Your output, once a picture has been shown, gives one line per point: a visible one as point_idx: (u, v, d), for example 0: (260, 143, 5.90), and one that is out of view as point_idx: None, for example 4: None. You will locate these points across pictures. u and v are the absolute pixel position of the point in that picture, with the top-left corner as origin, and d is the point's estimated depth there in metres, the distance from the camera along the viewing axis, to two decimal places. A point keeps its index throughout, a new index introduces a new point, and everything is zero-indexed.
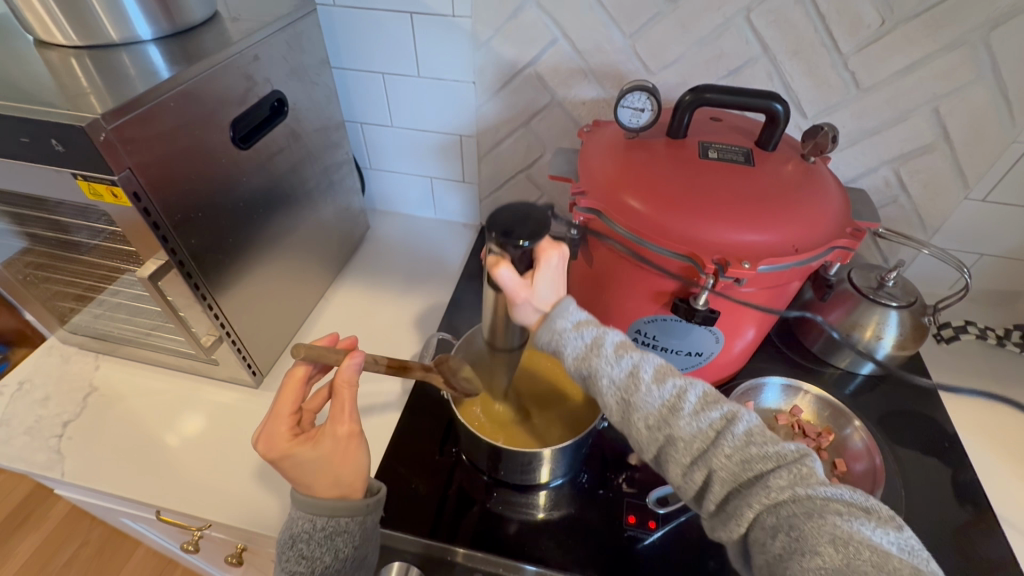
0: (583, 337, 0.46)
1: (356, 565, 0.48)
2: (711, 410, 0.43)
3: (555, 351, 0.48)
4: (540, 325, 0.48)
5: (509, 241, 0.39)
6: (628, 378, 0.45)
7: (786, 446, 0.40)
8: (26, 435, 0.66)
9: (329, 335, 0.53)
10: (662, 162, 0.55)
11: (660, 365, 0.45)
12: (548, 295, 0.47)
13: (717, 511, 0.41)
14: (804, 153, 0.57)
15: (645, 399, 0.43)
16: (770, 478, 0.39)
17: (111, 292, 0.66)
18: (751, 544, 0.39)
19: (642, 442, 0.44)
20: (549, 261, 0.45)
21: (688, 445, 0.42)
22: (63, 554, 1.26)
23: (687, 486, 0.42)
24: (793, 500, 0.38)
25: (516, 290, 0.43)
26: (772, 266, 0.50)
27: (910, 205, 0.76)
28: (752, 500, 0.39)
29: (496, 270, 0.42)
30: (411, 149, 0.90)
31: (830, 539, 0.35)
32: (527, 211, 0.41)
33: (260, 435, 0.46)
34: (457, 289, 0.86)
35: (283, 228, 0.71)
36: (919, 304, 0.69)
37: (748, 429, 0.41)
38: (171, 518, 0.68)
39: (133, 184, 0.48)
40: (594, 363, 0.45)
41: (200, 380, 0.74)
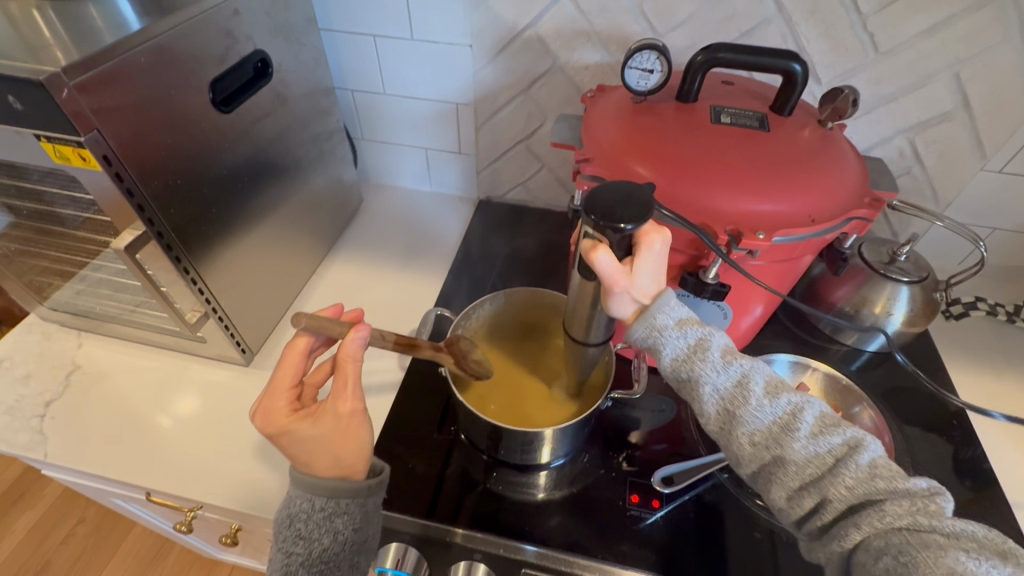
0: (685, 336, 0.44)
1: (356, 549, 0.46)
2: (831, 434, 0.42)
3: (650, 348, 0.45)
4: (636, 319, 0.44)
5: (609, 225, 0.38)
6: (734, 388, 0.43)
7: (914, 482, 0.39)
8: (7, 415, 0.64)
9: (334, 307, 0.50)
10: (672, 128, 0.52)
11: (771, 379, 0.44)
12: (649, 286, 0.43)
13: (825, 537, 0.41)
14: (821, 119, 0.55)
15: (753, 414, 0.42)
16: (888, 505, 0.38)
17: (91, 267, 0.63)
18: (855, 566, 0.39)
19: (744, 458, 0.43)
20: (653, 246, 0.41)
21: (801, 470, 0.41)
22: (60, 533, 1.26)
23: (792, 507, 0.42)
24: (910, 530, 0.37)
25: (614, 278, 0.40)
26: (787, 238, 0.47)
27: (924, 177, 0.73)
28: (860, 522, 0.39)
29: (595, 254, 0.39)
30: (405, 118, 0.86)
31: (948, 572, 0.35)
32: (627, 194, 0.40)
33: (257, 410, 0.44)
34: (454, 265, 0.83)
35: (272, 200, 0.68)
36: (931, 279, 0.67)
37: (872, 461, 0.40)
38: (162, 500, 0.67)
39: (103, 147, 0.44)
40: (695, 367, 0.43)
41: (188, 358, 0.72)
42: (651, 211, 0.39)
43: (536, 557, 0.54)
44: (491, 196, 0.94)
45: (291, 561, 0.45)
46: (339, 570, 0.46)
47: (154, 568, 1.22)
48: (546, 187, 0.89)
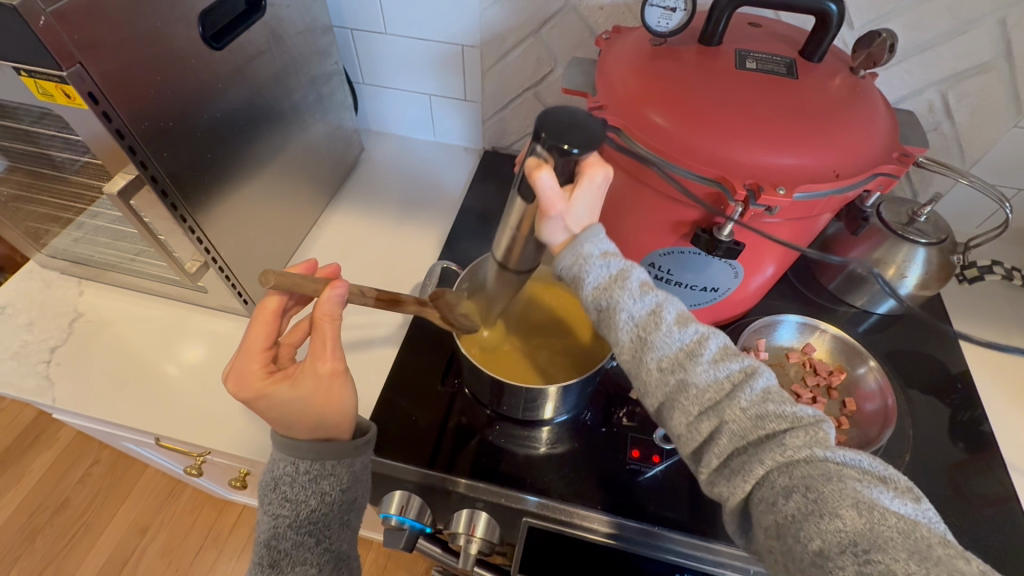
0: (608, 267, 0.42)
1: (345, 509, 0.47)
2: (731, 361, 0.40)
3: (574, 280, 0.43)
4: (564, 248, 0.42)
5: (555, 144, 0.36)
6: (648, 316, 0.41)
7: (802, 409, 0.38)
8: (13, 360, 0.64)
9: (307, 263, 0.49)
10: (692, 73, 0.49)
11: (681, 311, 0.42)
12: (584, 217, 0.41)
13: (727, 475, 0.38)
14: (853, 67, 0.51)
15: (663, 340, 0.40)
16: (788, 437, 0.37)
17: (88, 213, 0.61)
18: (757, 503, 0.37)
19: (649, 385, 0.41)
20: (594, 179, 0.39)
21: (700, 395, 0.39)
22: (77, 471, 1.31)
23: (691, 437, 0.40)
24: (808, 461, 0.36)
25: (552, 201, 0.38)
26: (808, 194, 0.45)
27: (952, 134, 0.70)
28: (763, 456, 0.37)
29: (536, 172, 0.37)
30: (407, 62, 0.81)
31: (853, 503, 0.33)
32: (580, 119, 0.38)
33: (230, 372, 0.44)
34: (459, 218, 0.81)
35: (271, 147, 0.65)
36: (950, 242, 0.64)
37: (766, 388, 0.39)
38: (171, 445, 0.68)
39: (87, 83, 0.42)
40: (614, 295, 0.41)
41: (190, 308, 0.71)
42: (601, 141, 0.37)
43: (537, 506, 0.56)
44: (497, 146, 0.91)
45: (279, 524, 0.46)
46: (330, 530, 0.47)
47: (169, 506, 1.28)
48: None
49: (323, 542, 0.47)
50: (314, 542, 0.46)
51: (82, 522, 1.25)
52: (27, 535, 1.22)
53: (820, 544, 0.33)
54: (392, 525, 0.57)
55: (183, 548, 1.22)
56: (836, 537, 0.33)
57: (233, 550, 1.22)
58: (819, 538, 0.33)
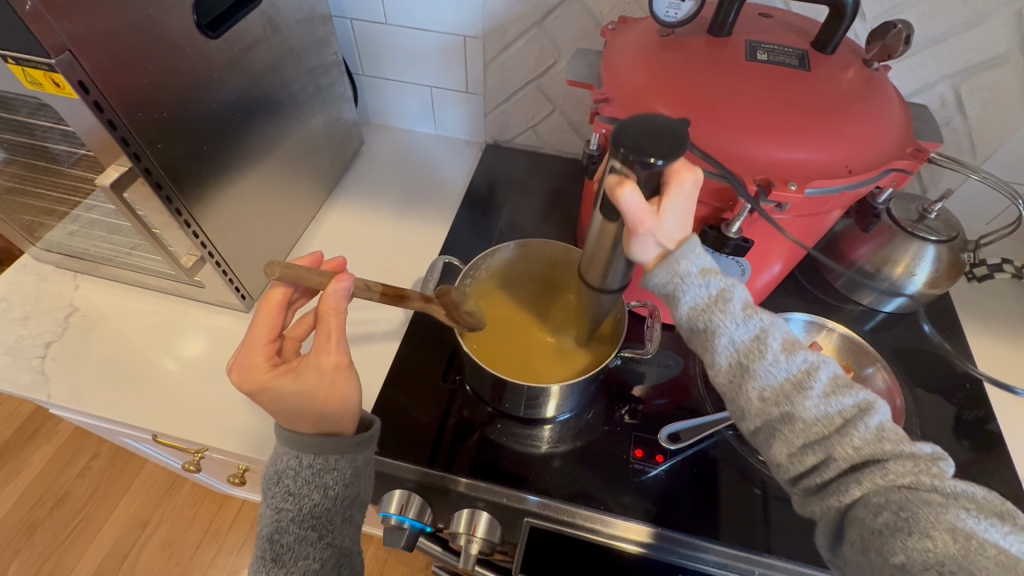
0: (708, 286, 0.39)
1: (349, 505, 0.46)
2: (843, 395, 0.39)
3: (667, 296, 0.40)
4: (657, 265, 0.39)
5: (637, 158, 0.34)
6: (752, 342, 0.39)
7: (919, 446, 0.38)
8: (8, 355, 0.63)
9: (314, 255, 0.48)
10: (701, 65, 0.47)
11: (787, 336, 0.41)
12: (677, 231, 0.38)
13: (822, 493, 0.39)
14: (867, 59, 0.50)
15: (768, 369, 0.39)
16: (892, 464, 0.37)
17: (84, 206, 0.60)
18: (849, 522, 0.37)
19: (749, 413, 0.40)
20: (684, 185, 0.36)
21: (807, 429, 0.38)
22: (77, 464, 1.30)
23: (791, 464, 0.39)
24: (912, 489, 0.36)
25: (639, 218, 0.35)
26: (820, 190, 0.44)
27: (965, 128, 0.68)
28: (862, 479, 0.37)
29: (619, 189, 0.35)
30: (408, 53, 0.80)
31: (949, 528, 0.34)
32: (664, 126, 0.35)
33: (233, 365, 0.43)
34: (460, 212, 0.80)
35: (269, 140, 0.64)
36: (961, 239, 0.63)
37: (881, 424, 0.38)
38: (169, 441, 0.67)
39: (77, 72, 0.40)
40: (715, 318, 0.39)
41: (188, 302, 0.70)
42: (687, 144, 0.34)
43: (538, 505, 0.56)
44: (499, 140, 0.89)
45: (282, 517, 0.45)
46: (333, 525, 0.46)
47: (169, 499, 1.27)
48: (557, 131, 0.84)
49: (326, 537, 0.46)
50: (316, 537, 0.46)
51: (81, 516, 1.24)
52: (27, 528, 1.22)
53: (903, 559, 0.34)
54: (391, 524, 0.57)
55: (183, 542, 1.22)
56: (922, 556, 0.34)
57: (233, 544, 1.22)
58: (903, 554, 0.34)
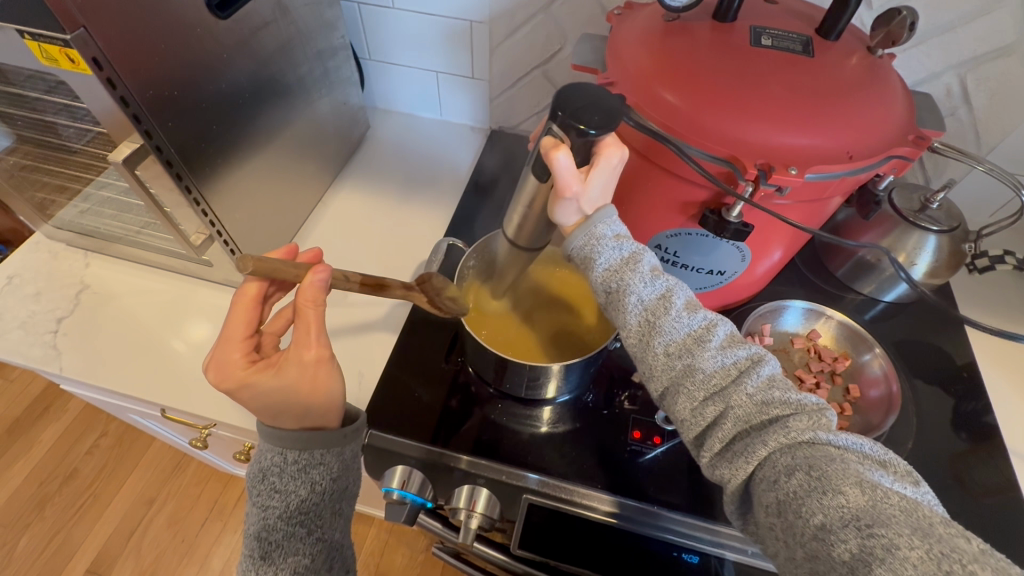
0: (620, 249, 0.45)
1: (337, 497, 0.48)
2: (738, 348, 0.42)
3: (585, 261, 0.46)
4: (577, 228, 0.46)
5: (574, 124, 0.38)
6: (658, 300, 0.43)
7: (807, 398, 0.40)
8: (21, 329, 0.65)
9: (287, 247, 0.49)
10: (706, 50, 0.47)
11: (692, 298, 0.45)
12: (596, 198, 0.44)
13: (730, 456, 0.39)
14: (871, 46, 0.50)
15: (672, 324, 0.42)
16: (791, 420, 0.38)
17: (96, 184, 0.61)
18: (759, 481, 0.37)
19: (656, 370, 0.42)
20: (610, 161, 0.42)
21: (707, 381, 0.40)
22: (85, 443, 1.33)
23: (695, 421, 0.41)
24: (811, 443, 0.37)
25: (568, 182, 0.40)
26: (820, 175, 0.44)
27: (969, 119, 0.68)
28: (767, 438, 0.38)
29: (554, 152, 0.39)
30: (415, 38, 0.80)
31: (856, 481, 0.34)
32: (604, 100, 0.39)
33: (210, 364, 0.44)
34: (464, 197, 0.81)
35: (277, 122, 0.65)
36: (962, 230, 0.63)
37: (771, 375, 0.41)
38: (178, 416, 0.69)
39: (91, 47, 0.41)
40: (625, 278, 0.44)
41: (196, 282, 0.71)
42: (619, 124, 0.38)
43: (538, 484, 0.57)
44: (505, 126, 0.90)
45: (269, 515, 0.45)
46: (322, 519, 0.47)
47: (175, 478, 1.30)
48: None
49: (316, 532, 0.47)
50: (305, 533, 0.46)
51: (89, 493, 1.27)
52: (38, 503, 1.25)
53: (821, 519, 0.33)
54: (393, 499, 0.58)
55: (188, 521, 1.25)
56: (838, 513, 0.33)
57: (237, 524, 1.25)
58: (821, 514, 0.33)
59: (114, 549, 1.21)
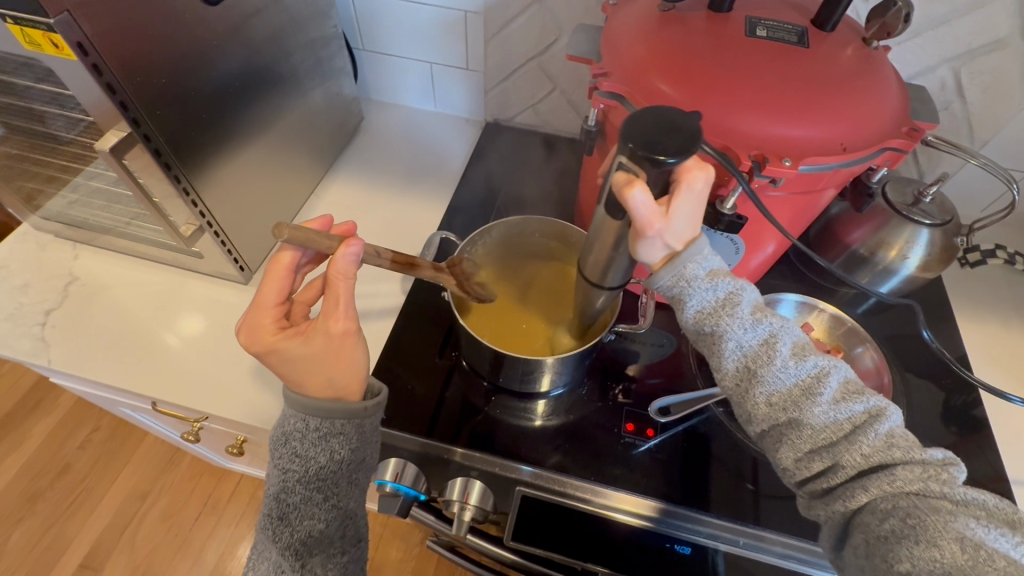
0: (714, 290, 0.41)
1: (355, 468, 0.46)
2: (853, 401, 0.40)
3: (674, 299, 0.42)
4: (663, 267, 0.40)
5: (649, 154, 0.34)
6: (760, 347, 0.41)
7: (930, 453, 0.39)
8: (8, 321, 0.64)
9: (321, 219, 0.48)
10: (701, 40, 0.47)
11: (799, 341, 0.43)
12: (683, 231, 0.39)
13: (829, 499, 0.40)
14: (866, 37, 0.50)
15: (776, 373, 0.41)
16: (900, 470, 0.38)
17: (85, 174, 0.60)
18: (855, 526, 0.39)
19: (756, 417, 0.42)
20: (694, 185, 0.36)
21: (815, 435, 0.40)
22: (77, 437, 1.32)
23: (798, 470, 0.41)
24: (919, 495, 0.37)
25: (649, 220, 0.36)
26: (814, 166, 0.44)
27: (963, 113, 0.69)
28: (868, 485, 0.38)
29: (630, 190, 0.34)
30: (409, 28, 0.79)
31: (957, 537, 0.34)
32: (676, 124, 0.35)
33: (243, 326, 0.43)
34: (459, 190, 0.80)
35: (269, 112, 0.64)
36: (955, 223, 0.63)
37: (891, 431, 0.40)
38: (169, 410, 0.69)
39: (77, 32, 0.40)
40: (721, 322, 0.41)
41: (187, 274, 0.71)
42: (697, 146, 0.34)
43: (532, 476, 0.57)
44: (500, 118, 0.89)
45: (288, 478, 0.45)
46: (338, 488, 0.46)
47: (169, 473, 1.29)
48: (557, 110, 0.84)
49: (332, 499, 0.46)
50: (322, 499, 0.46)
51: (82, 487, 1.26)
52: (29, 498, 1.24)
53: (909, 566, 0.35)
54: (386, 491, 0.59)
55: (182, 515, 1.24)
56: (929, 565, 0.34)
57: (231, 518, 1.24)
58: (908, 561, 0.35)
59: (107, 545, 1.20)
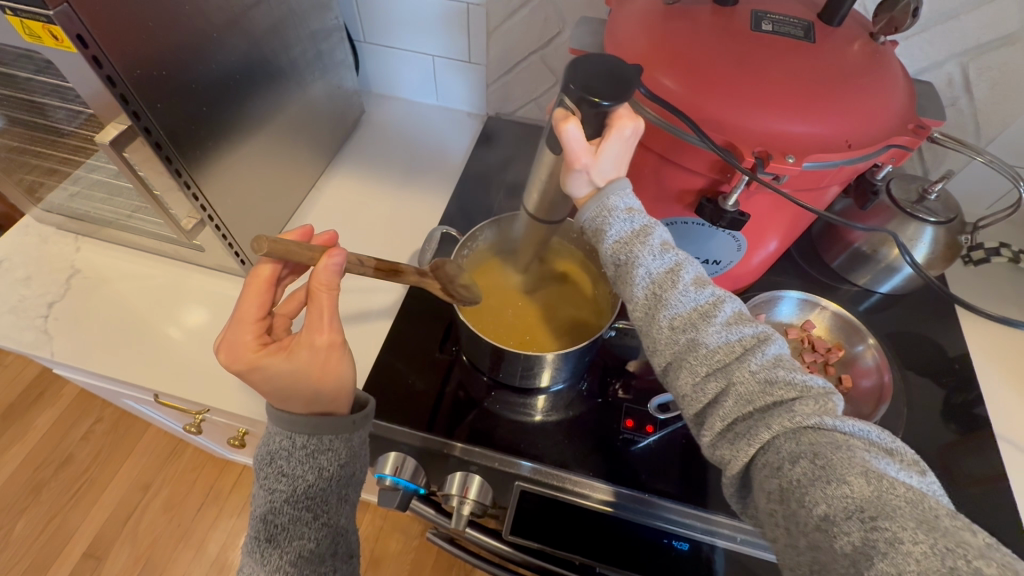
0: (631, 222, 0.45)
1: (343, 484, 0.47)
2: (743, 325, 0.41)
3: (596, 232, 0.46)
4: (589, 199, 0.46)
5: (586, 98, 0.37)
6: (666, 273, 0.43)
7: (813, 380, 0.39)
8: (11, 313, 0.64)
9: (302, 229, 0.48)
10: (706, 34, 0.47)
11: (701, 275, 0.44)
12: (608, 169, 0.44)
13: (733, 437, 0.39)
14: (873, 32, 0.49)
15: (677, 298, 0.42)
16: (797, 404, 0.37)
17: (86, 167, 0.60)
18: (762, 466, 0.37)
19: (659, 343, 0.43)
20: (623, 131, 0.41)
21: (709, 356, 0.40)
22: (80, 428, 1.33)
23: (696, 397, 0.41)
24: (816, 428, 0.36)
25: (578, 154, 0.40)
26: (818, 163, 0.44)
27: (971, 110, 0.68)
28: (771, 422, 0.37)
29: (565, 126, 0.39)
30: (412, 21, 0.79)
31: (862, 471, 0.33)
32: (617, 72, 0.39)
33: (222, 344, 0.43)
34: (460, 184, 0.80)
35: (270, 105, 0.64)
36: (959, 222, 0.63)
37: (777, 354, 0.40)
38: (171, 402, 0.69)
39: (76, 24, 0.40)
40: (635, 249, 0.44)
41: (188, 267, 0.71)
42: (632, 95, 0.38)
43: (531, 471, 0.56)
44: (502, 112, 0.89)
45: (275, 498, 0.45)
46: (328, 505, 0.46)
47: (171, 464, 1.30)
48: None
49: (322, 517, 0.46)
50: (311, 517, 0.45)
51: (85, 478, 1.27)
52: (33, 488, 1.25)
53: (824, 509, 0.33)
54: (386, 485, 0.59)
55: (184, 505, 1.25)
56: (842, 504, 0.33)
57: (234, 509, 1.25)
58: (824, 503, 0.33)
59: (110, 534, 1.22)
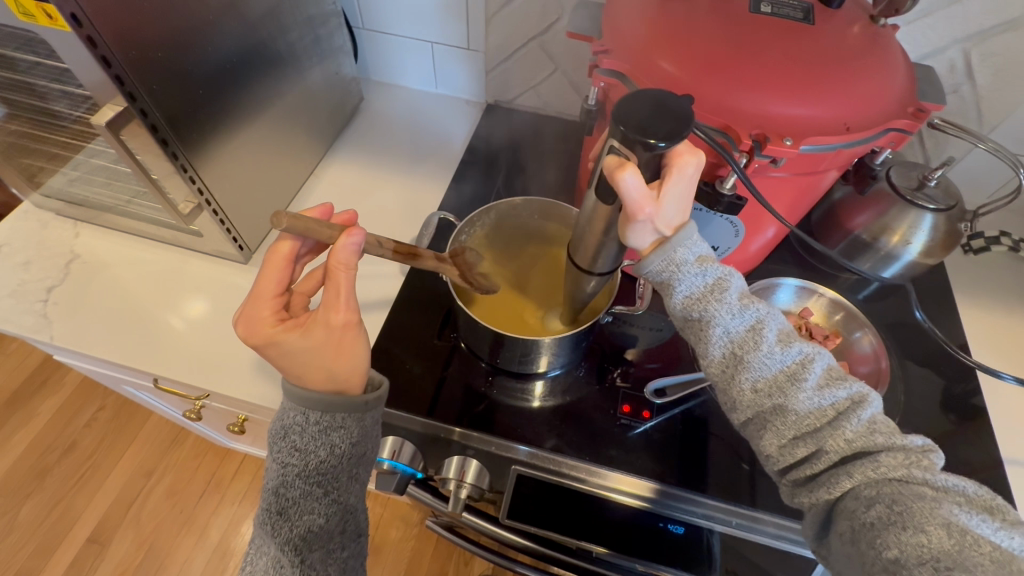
0: (704, 275, 0.41)
1: (355, 463, 0.47)
2: (838, 387, 0.41)
3: (664, 285, 0.42)
4: (653, 251, 0.41)
5: (640, 138, 0.35)
6: (748, 332, 0.42)
7: (912, 439, 0.40)
8: (12, 297, 0.64)
9: (322, 207, 0.47)
10: (704, 15, 0.46)
11: (783, 329, 0.43)
12: (673, 217, 0.39)
13: (813, 485, 0.41)
14: (873, 14, 0.49)
15: (762, 360, 0.41)
16: (884, 457, 0.38)
17: (84, 151, 0.60)
18: (840, 511, 0.39)
19: (741, 404, 0.43)
20: (686, 170, 0.37)
21: (799, 421, 0.41)
22: (83, 416, 1.34)
23: (782, 457, 0.42)
24: (901, 481, 0.38)
25: (640, 204, 0.36)
26: (816, 146, 0.44)
27: (972, 97, 0.67)
28: (853, 472, 0.39)
29: (621, 173, 0.35)
30: (410, 7, 0.78)
31: (943, 523, 0.35)
32: (667, 109, 0.36)
33: (240, 317, 0.43)
34: (459, 172, 0.80)
35: (268, 91, 0.64)
36: (959, 208, 0.62)
37: (872, 416, 0.40)
38: (170, 387, 0.69)
39: (70, 3, 0.40)
40: (710, 307, 0.42)
41: (188, 254, 0.71)
42: (688, 133, 0.35)
43: (530, 455, 0.57)
44: (501, 100, 0.88)
45: (288, 472, 0.45)
46: (339, 482, 0.46)
47: (173, 451, 1.31)
48: (559, 91, 0.83)
49: (332, 493, 0.46)
50: (321, 493, 0.45)
51: (88, 465, 1.28)
52: (36, 474, 1.27)
53: (897, 552, 0.36)
54: (384, 469, 0.58)
55: (186, 492, 1.26)
56: (916, 550, 0.35)
57: (235, 496, 1.26)
58: (896, 548, 0.36)
59: (113, 520, 1.23)
